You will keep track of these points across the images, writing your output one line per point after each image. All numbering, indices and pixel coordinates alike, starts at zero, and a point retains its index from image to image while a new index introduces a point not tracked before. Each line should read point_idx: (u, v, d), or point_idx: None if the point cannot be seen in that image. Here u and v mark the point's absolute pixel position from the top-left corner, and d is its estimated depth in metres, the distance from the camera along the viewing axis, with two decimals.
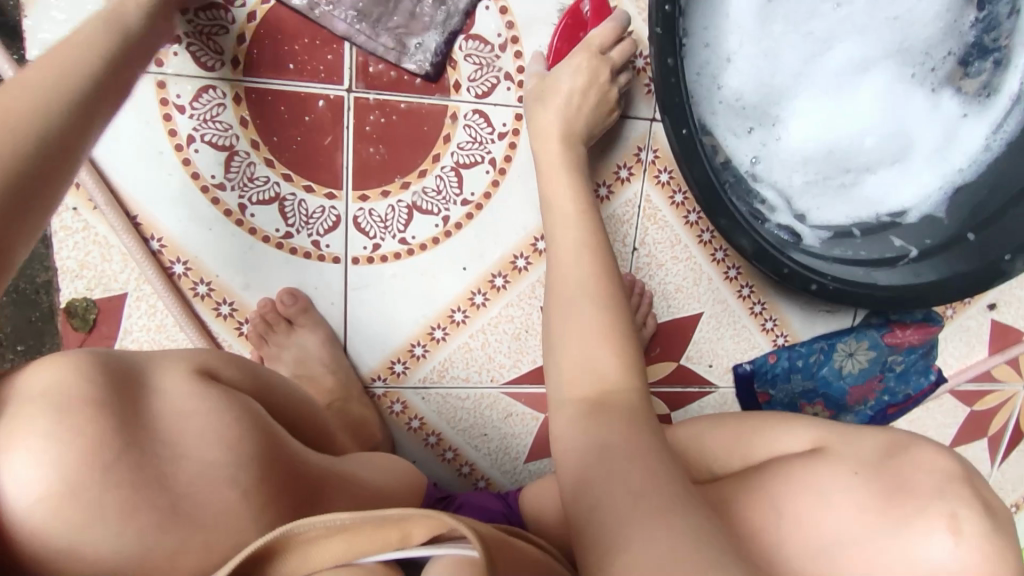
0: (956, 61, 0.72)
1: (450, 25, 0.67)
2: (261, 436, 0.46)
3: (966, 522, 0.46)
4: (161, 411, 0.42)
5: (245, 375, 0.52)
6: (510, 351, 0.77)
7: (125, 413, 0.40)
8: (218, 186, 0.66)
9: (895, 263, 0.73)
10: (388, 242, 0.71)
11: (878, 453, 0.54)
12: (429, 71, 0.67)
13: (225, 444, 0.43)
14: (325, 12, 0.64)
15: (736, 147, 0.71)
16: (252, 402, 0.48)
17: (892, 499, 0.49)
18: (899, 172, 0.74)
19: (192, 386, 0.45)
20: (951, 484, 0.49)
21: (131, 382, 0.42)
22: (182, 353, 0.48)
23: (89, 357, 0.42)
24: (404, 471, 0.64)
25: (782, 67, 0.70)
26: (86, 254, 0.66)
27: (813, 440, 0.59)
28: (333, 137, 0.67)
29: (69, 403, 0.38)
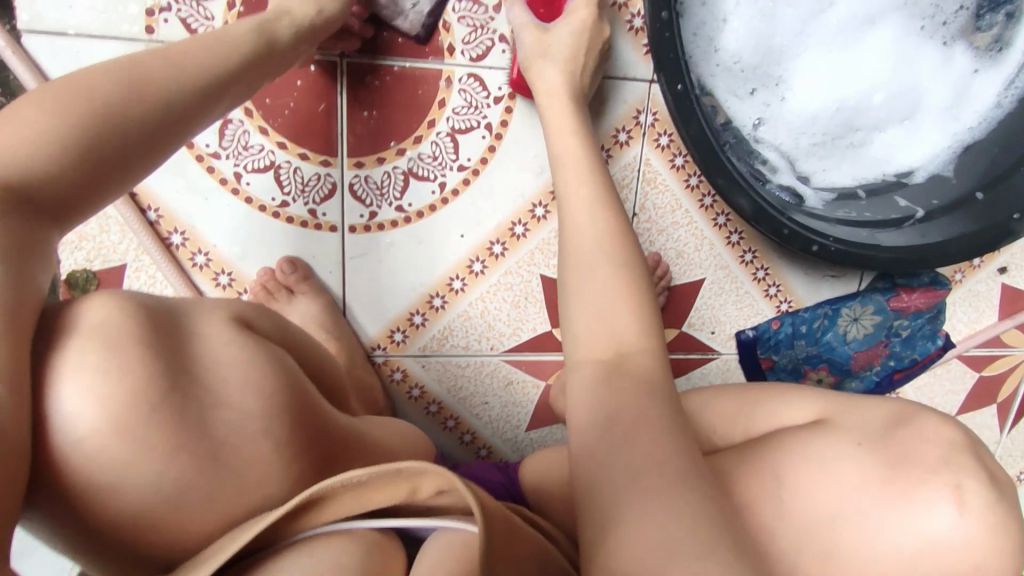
0: (968, 15, 0.70)
1: None
2: (293, 390, 0.44)
3: (971, 494, 0.46)
4: (203, 360, 0.39)
5: (275, 327, 0.49)
6: (510, 318, 0.77)
7: (166, 359, 0.37)
8: (213, 154, 0.66)
9: (902, 224, 0.71)
10: (384, 210, 0.70)
11: (882, 425, 0.53)
12: (420, 34, 0.66)
13: (261, 395, 0.41)
14: None
15: (737, 108, 0.70)
16: (285, 355, 0.45)
17: (895, 470, 0.49)
18: (908, 131, 0.73)
19: (232, 334, 0.42)
20: (956, 454, 0.48)
21: (172, 322, 0.39)
22: (218, 300, 0.45)
23: (129, 298, 0.38)
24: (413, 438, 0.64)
25: (783, 24, 0.69)
26: (84, 225, 0.66)
27: (817, 412, 0.58)
28: (327, 104, 0.66)
29: (115, 345, 0.35)
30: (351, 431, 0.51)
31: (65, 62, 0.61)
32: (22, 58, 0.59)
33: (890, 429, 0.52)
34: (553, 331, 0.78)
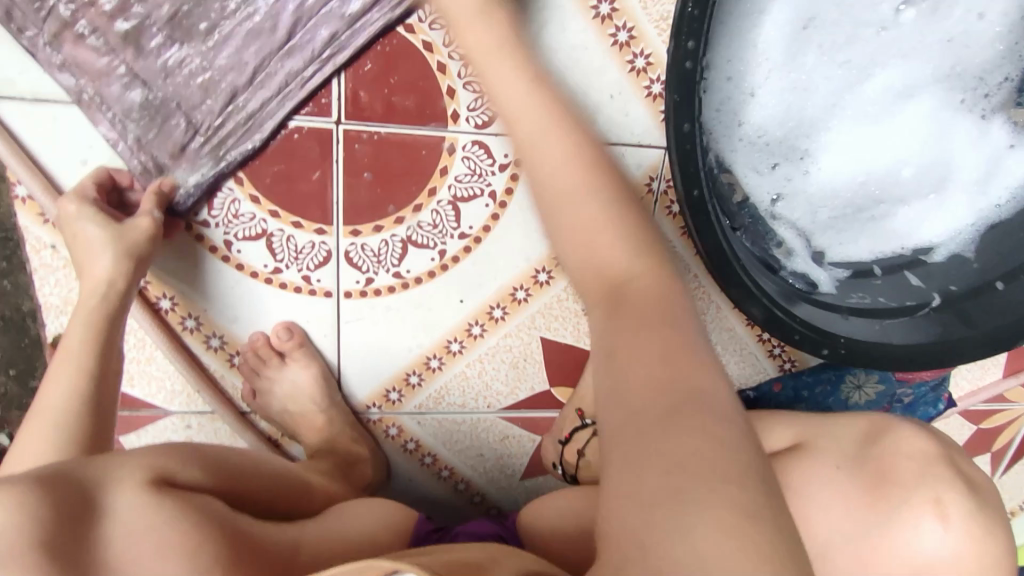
0: (1013, 88, 0.65)
1: (222, 166, 0.60)
2: (222, 533, 0.45)
3: (951, 506, 0.48)
4: (113, 538, 0.41)
5: (206, 471, 0.51)
6: (507, 379, 0.75)
7: (68, 548, 0.39)
8: (183, 233, 0.63)
9: (914, 312, 0.68)
10: (381, 276, 0.67)
11: (858, 443, 0.54)
12: (180, 203, 0.61)
13: (183, 555, 0.42)
14: (90, 100, 0.56)
15: (756, 185, 0.66)
16: (212, 503, 0.48)
17: (873, 489, 0.50)
18: (934, 204, 0.69)
19: (147, 500, 0.44)
20: (930, 464, 0.50)
21: (82, 511, 0.41)
22: (140, 458, 0.47)
23: (39, 484, 0.40)
24: (388, 513, 0.63)
25: (814, 96, 0.63)
26: (69, 291, 0.64)
27: (794, 435, 0.59)
28: (321, 173, 0.63)
29: (15, 549, 0.37)
30: (301, 543, 0.51)
31: (42, 130, 0.58)
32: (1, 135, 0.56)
33: (867, 446, 0.53)
34: (551, 390, 0.77)
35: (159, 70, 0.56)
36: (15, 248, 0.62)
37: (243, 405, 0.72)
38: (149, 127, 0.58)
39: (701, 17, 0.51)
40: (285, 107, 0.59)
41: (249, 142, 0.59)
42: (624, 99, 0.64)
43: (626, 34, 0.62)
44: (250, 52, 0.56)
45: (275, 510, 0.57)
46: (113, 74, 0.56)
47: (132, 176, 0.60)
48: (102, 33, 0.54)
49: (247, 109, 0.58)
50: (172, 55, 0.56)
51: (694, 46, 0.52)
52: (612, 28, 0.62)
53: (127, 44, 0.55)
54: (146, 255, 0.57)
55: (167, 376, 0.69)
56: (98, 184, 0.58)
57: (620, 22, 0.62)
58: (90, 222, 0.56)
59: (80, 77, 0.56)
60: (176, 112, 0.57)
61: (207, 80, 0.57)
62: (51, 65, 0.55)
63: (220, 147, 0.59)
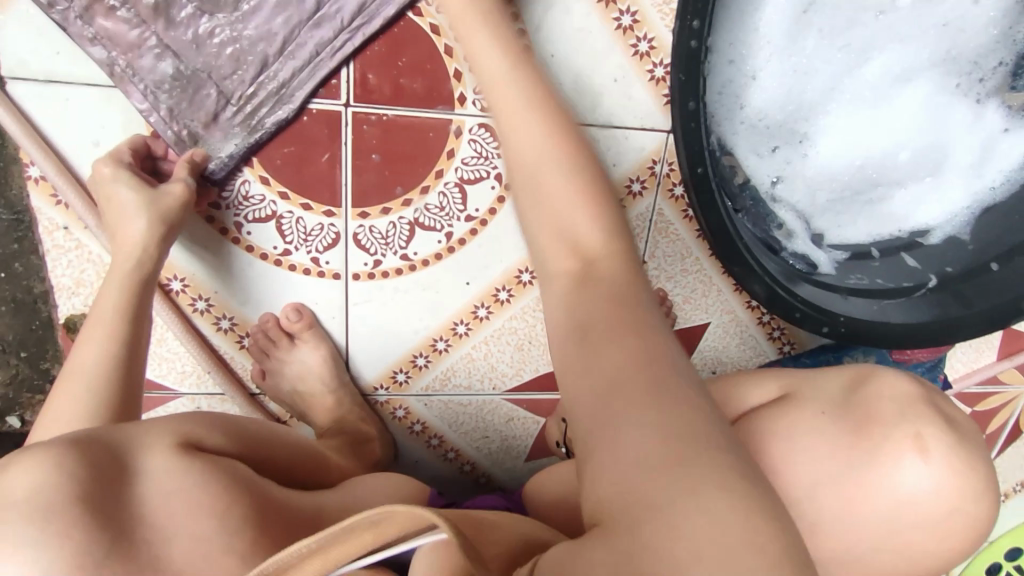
0: (1007, 72, 0.66)
1: (256, 134, 0.61)
2: (249, 496, 0.46)
3: (932, 440, 0.49)
4: (147, 496, 0.42)
5: (230, 438, 0.52)
6: (512, 360, 0.76)
7: (105, 505, 0.40)
8: (213, 204, 0.64)
9: (911, 293, 0.69)
10: (389, 258, 0.68)
11: (843, 389, 0.54)
12: (215, 171, 0.61)
13: (212, 517, 0.43)
14: (122, 72, 0.57)
15: (757, 167, 0.67)
16: (240, 467, 0.49)
17: (857, 432, 0.51)
18: (930, 187, 0.71)
19: (178, 462, 0.45)
20: (912, 404, 0.51)
21: (117, 471, 0.42)
22: (167, 424, 0.48)
23: (72, 447, 0.41)
24: (402, 485, 0.64)
25: (814, 80, 0.65)
26: (80, 272, 0.65)
27: (780, 386, 0.59)
28: (331, 155, 0.63)
29: (54, 506, 0.38)
30: (322, 510, 0.52)
31: (54, 111, 0.58)
32: (14, 115, 0.57)
33: (852, 393, 0.54)
34: None
35: (191, 40, 0.56)
36: (27, 231, 0.63)
37: (253, 387, 0.73)
38: (182, 98, 0.58)
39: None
40: (318, 75, 0.60)
41: (282, 111, 0.60)
42: (627, 83, 0.65)
43: (630, 18, 0.63)
44: (280, 22, 0.57)
45: (294, 477, 0.58)
46: (144, 46, 0.56)
47: (167, 145, 0.60)
48: (133, 5, 0.54)
49: (279, 78, 0.59)
50: (204, 26, 0.56)
51: (698, 26, 0.54)
52: (615, 12, 0.63)
53: (158, 15, 0.55)
54: (180, 219, 0.58)
55: (178, 357, 0.70)
56: (134, 150, 0.59)
57: (623, 7, 0.63)
58: (122, 185, 0.57)
59: (111, 49, 0.56)
60: (208, 83, 0.58)
61: (238, 50, 0.58)
62: (83, 38, 0.55)
63: (253, 117, 0.60)
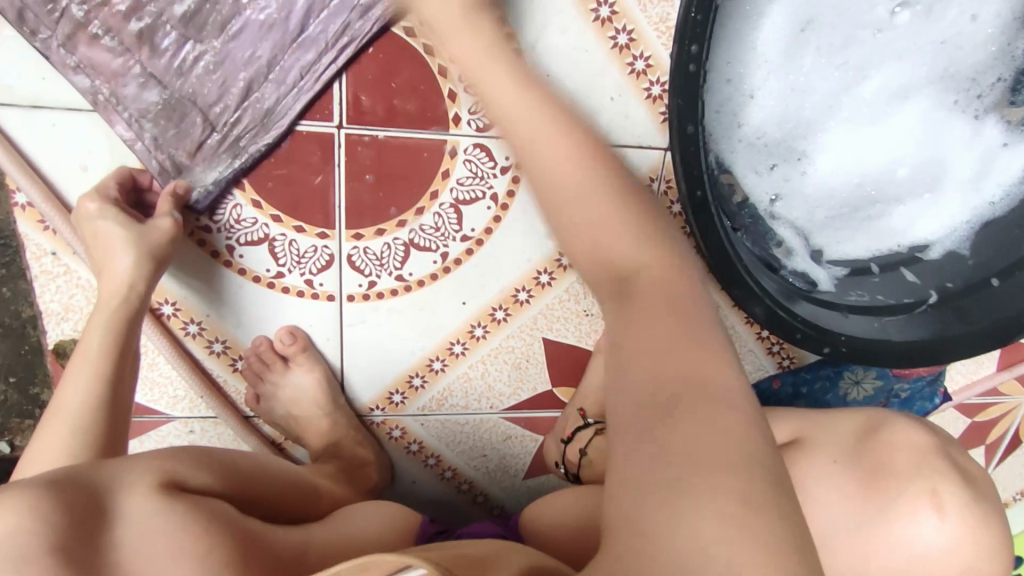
0: (1005, 88, 0.66)
1: (240, 162, 0.60)
2: (232, 536, 0.45)
3: (947, 497, 0.48)
4: (124, 541, 0.41)
5: (216, 475, 0.51)
6: (510, 380, 0.75)
7: (81, 552, 0.39)
8: (202, 228, 0.63)
9: (913, 309, 0.69)
10: (384, 279, 0.68)
11: (857, 437, 0.54)
12: (199, 202, 0.61)
13: (194, 559, 0.42)
14: (106, 101, 0.55)
15: (755, 185, 0.66)
16: (220, 505, 0.48)
17: (871, 484, 0.50)
18: (930, 202, 0.70)
19: (158, 503, 0.44)
20: (926, 458, 0.50)
21: (94, 515, 0.41)
22: (149, 461, 0.47)
23: (49, 490, 0.40)
24: (394, 514, 0.63)
25: (813, 97, 0.64)
26: (70, 297, 0.64)
27: (790, 431, 0.59)
28: (324, 176, 0.62)
29: (27, 555, 0.37)
30: (309, 546, 0.52)
31: (39, 135, 0.57)
32: None
33: (864, 441, 0.53)
34: (553, 390, 0.77)
35: (174, 68, 0.55)
36: (15, 255, 0.62)
37: (247, 409, 0.72)
38: (167, 126, 0.57)
39: (705, 22, 0.53)
40: (302, 100, 0.58)
41: (265, 138, 0.59)
42: (624, 102, 0.64)
43: (626, 37, 0.62)
44: (266, 46, 0.56)
45: (282, 515, 0.57)
46: (128, 74, 0.55)
47: (151, 176, 0.59)
48: (116, 32, 0.53)
49: (264, 106, 0.58)
50: (187, 53, 0.55)
51: (697, 49, 0.53)
52: (612, 31, 0.62)
53: (141, 43, 0.54)
54: (167, 254, 0.58)
55: (169, 382, 0.69)
56: (120, 184, 0.58)
57: (620, 24, 0.62)
58: (109, 220, 0.56)
59: (94, 78, 0.55)
60: (193, 110, 0.57)
61: (222, 76, 0.56)
62: (65, 66, 0.54)
63: (237, 144, 0.59)
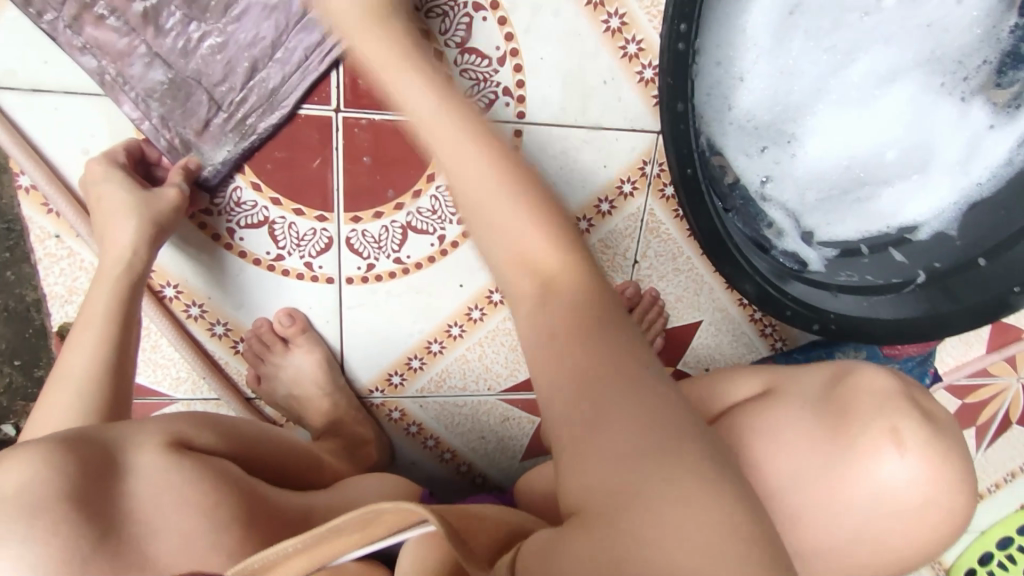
0: (991, 71, 0.67)
1: (246, 142, 0.61)
2: (237, 494, 0.46)
3: (910, 434, 0.48)
4: (135, 493, 0.42)
5: (222, 437, 0.52)
6: (506, 362, 0.77)
7: (95, 499, 0.40)
8: (204, 209, 0.64)
9: (901, 289, 0.70)
10: (382, 262, 0.69)
11: (824, 386, 0.54)
12: (207, 179, 0.62)
13: (201, 513, 0.43)
14: (113, 81, 0.56)
15: (746, 167, 0.68)
16: (226, 465, 0.49)
17: (836, 427, 0.50)
18: (917, 184, 0.71)
19: (167, 459, 0.44)
20: (889, 398, 0.50)
21: (106, 467, 0.42)
22: (156, 423, 0.48)
23: (62, 443, 0.41)
24: (395, 484, 0.64)
25: (802, 79, 0.65)
26: (73, 279, 0.65)
27: (763, 382, 0.59)
28: (322, 159, 0.63)
29: (40, 505, 0.37)
30: (312, 509, 0.53)
31: (42, 119, 0.58)
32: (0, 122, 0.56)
33: (832, 388, 0.53)
34: None
35: (180, 49, 0.56)
36: (18, 239, 0.63)
37: (248, 392, 0.73)
38: (174, 106, 0.58)
39: (694, 2, 0.53)
40: (307, 80, 0.59)
41: (272, 116, 0.60)
42: (617, 85, 0.66)
43: (618, 21, 0.63)
44: (269, 27, 0.57)
45: (288, 479, 0.58)
46: (134, 54, 0.55)
47: (160, 152, 0.61)
48: (122, 13, 0.54)
49: (269, 85, 0.59)
50: (193, 33, 0.56)
51: (685, 28, 0.54)
52: (603, 15, 0.63)
53: (147, 23, 0.54)
54: (168, 228, 0.58)
55: (173, 363, 0.70)
56: (128, 153, 0.59)
57: (611, 9, 0.63)
58: (116, 185, 0.56)
59: (100, 58, 0.55)
60: (199, 90, 0.58)
61: (227, 56, 0.57)
62: (73, 47, 0.54)
63: (243, 124, 0.60)
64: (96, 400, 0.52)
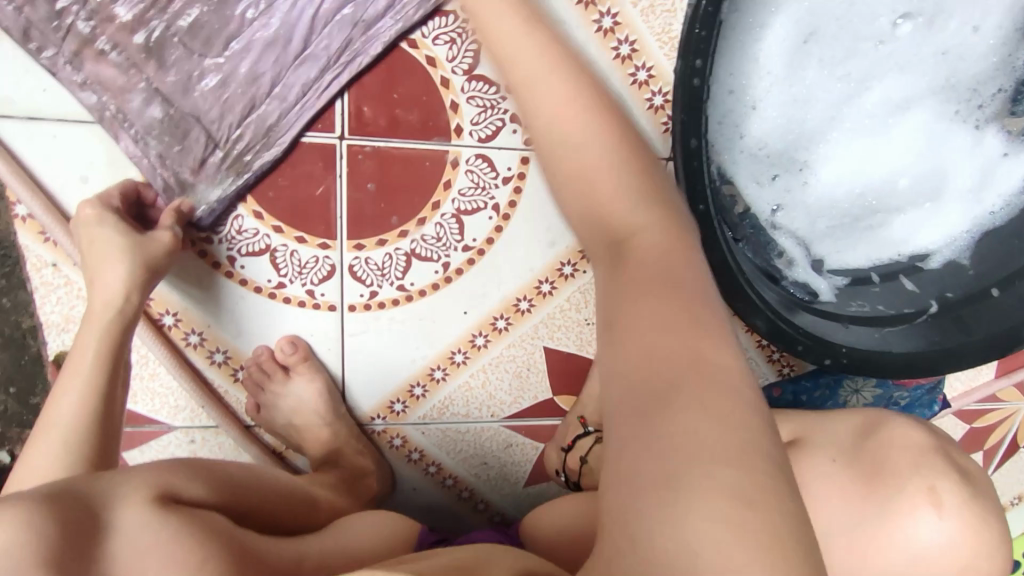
0: (1006, 98, 0.66)
1: (242, 181, 0.60)
2: (227, 550, 0.45)
3: (946, 495, 0.48)
4: (117, 557, 0.40)
5: (211, 487, 0.51)
6: (510, 388, 0.75)
7: (76, 567, 0.38)
8: (203, 238, 0.63)
9: (913, 319, 0.69)
10: (385, 289, 0.67)
11: (855, 437, 0.54)
12: (202, 219, 0.61)
13: (188, 573, 0.42)
14: (112, 118, 0.56)
15: (757, 196, 0.66)
16: (214, 519, 0.47)
17: (872, 482, 0.50)
18: (929, 213, 0.70)
19: (152, 519, 0.43)
20: (924, 454, 0.50)
21: (87, 531, 0.40)
22: (143, 474, 0.47)
23: (44, 504, 0.40)
24: (391, 524, 0.63)
25: (814, 107, 0.64)
26: (70, 308, 0.63)
27: (791, 432, 0.59)
28: (325, 187, 0.62)
29: (19, 571, 0.36)
30: (304, 557, 0.51)
31: (40, 148, 0.57)
32: None
33: (862, 440, 0.53)
34: (554, 399, 0.77)
35: (179, 86, 0.56)
36: (14, 265, 0.62)
37: (248, 419, 0.71)
38: (171, 143, 0.57)
39: (708, 37, 0.53)
40: (304, 117, 0.59)
41: (269, 153, 0.59)
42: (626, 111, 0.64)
43: (629, 47, 0.62)
44: (269, 63, 0.57)
45: (282, 526, 0.57)
46: (133, 90, 0.55)
47: (156, 193, 0.59)
48: (123, 48, 0.54)
49: (267, 121, 0.59)
50: (194, 69, 0.56)
51: (701, 63, 0.54)
52: (614, 41, 0.62)
53: (148, 58, 0.55)
54: (163, 266, 0.57)
55: (170, 392, 0.69)
56: (124, 195, 0.57)
57: (621, 36, 0.62)
58: (107, 228, 0.55)
59: (101, 95, 0.55)
60: (196, 127, 0.57)
61: (224, 93, 0.57)
62: (72, 83, 0.55)
63: (239, 161, 0.59)
64: (87, 442, 0.51)
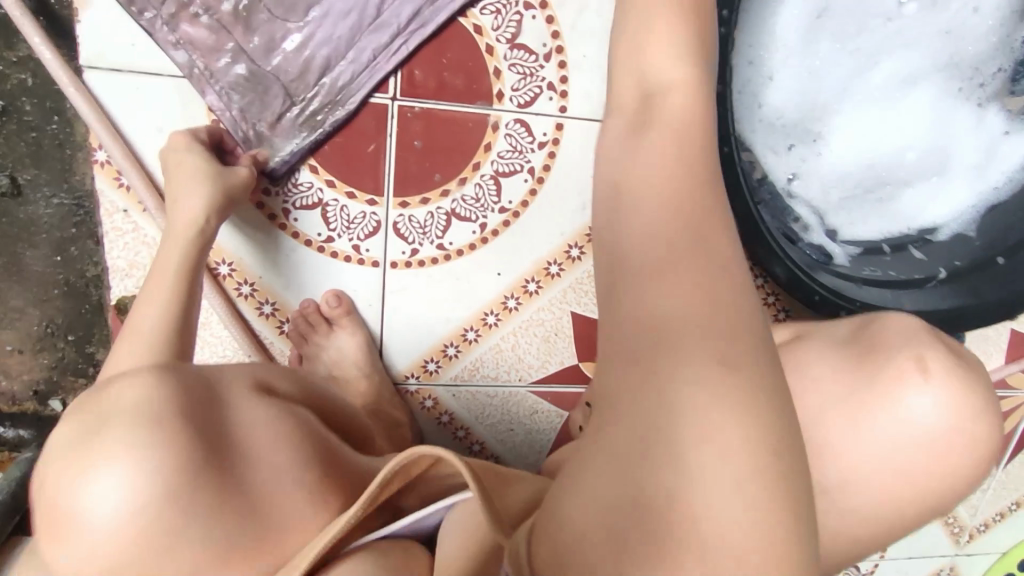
0: (1006, 78, 0.72)
1: (313, 135, 0.65)
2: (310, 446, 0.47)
3: (933, 361, 0.49)
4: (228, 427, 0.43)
5: (297, 387, 0.54)
6: (539, 352, 0.78)
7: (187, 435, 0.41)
8: (264, 191, 0.68)
9: (923, 284, 0.72)
10: (426, 247, 0.72)
11: (849, 332, 0.55)
12: (276, 168, 0.66)
13: (275, 460, 0.44)
14: (201, 74, 0.62)
15: (774, 164, 0.71)
16: (306, 414, 0.50)
17: (861, 357, 0.51)
18: (937, 185, 0.74)
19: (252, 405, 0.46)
20: (915, 333, 0.51)
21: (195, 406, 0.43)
22: (242, 369, 0.50)
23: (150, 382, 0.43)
24: None
25: (827, 79, 0.70)
26: (135, 254, 0.68)
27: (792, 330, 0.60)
28: (376, 145, 0.68)
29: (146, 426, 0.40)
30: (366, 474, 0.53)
31: (123, 98, 0.63)
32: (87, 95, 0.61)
33: (857, 333, 0.54)
34: (580, 365, 0.79)
35: (265, 48, 0.63)
36: (88, 215, 0.67)
37: None
38: (254, 98, 0.63)
39: None
40: (374, 79, 0.65)
41: (339, 111, 0.65)
42: None
43: None
44: (344, 27, 0.64)
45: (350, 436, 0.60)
46: (222, 50, 0.62)
47: (235, 143, 0.64)
48: (214, 12, 0.61)
49: (339, 83, 0.65)
50: (278, 33, 0.63)
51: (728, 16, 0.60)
52: None
53: (237, 22, 0.62)
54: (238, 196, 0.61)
55: (220, 342, 0.72)
56: (211, 134, 0.62)
57: None
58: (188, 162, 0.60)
59: (192, 53, 0.61)
60: (276, 85, 0.64)
61: (304, 54, 0.64)
62: (167, 43, 0.61)
63: (313, 118, 0.65)
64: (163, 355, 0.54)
